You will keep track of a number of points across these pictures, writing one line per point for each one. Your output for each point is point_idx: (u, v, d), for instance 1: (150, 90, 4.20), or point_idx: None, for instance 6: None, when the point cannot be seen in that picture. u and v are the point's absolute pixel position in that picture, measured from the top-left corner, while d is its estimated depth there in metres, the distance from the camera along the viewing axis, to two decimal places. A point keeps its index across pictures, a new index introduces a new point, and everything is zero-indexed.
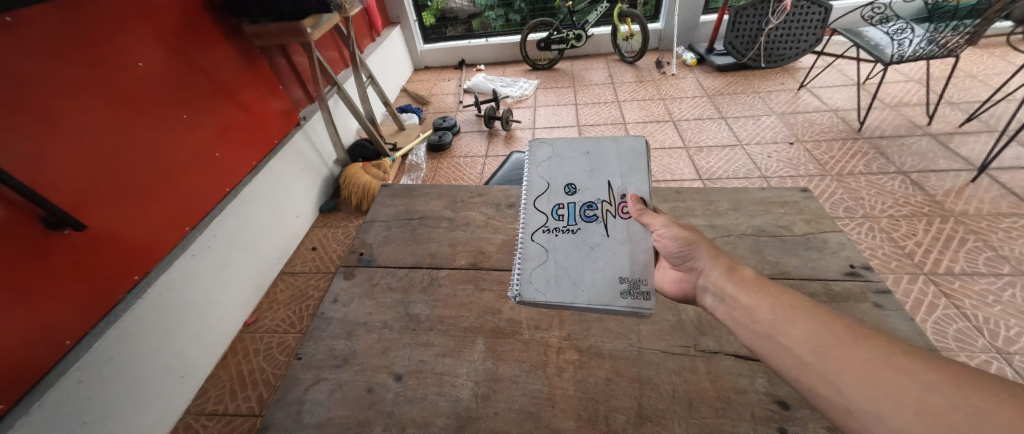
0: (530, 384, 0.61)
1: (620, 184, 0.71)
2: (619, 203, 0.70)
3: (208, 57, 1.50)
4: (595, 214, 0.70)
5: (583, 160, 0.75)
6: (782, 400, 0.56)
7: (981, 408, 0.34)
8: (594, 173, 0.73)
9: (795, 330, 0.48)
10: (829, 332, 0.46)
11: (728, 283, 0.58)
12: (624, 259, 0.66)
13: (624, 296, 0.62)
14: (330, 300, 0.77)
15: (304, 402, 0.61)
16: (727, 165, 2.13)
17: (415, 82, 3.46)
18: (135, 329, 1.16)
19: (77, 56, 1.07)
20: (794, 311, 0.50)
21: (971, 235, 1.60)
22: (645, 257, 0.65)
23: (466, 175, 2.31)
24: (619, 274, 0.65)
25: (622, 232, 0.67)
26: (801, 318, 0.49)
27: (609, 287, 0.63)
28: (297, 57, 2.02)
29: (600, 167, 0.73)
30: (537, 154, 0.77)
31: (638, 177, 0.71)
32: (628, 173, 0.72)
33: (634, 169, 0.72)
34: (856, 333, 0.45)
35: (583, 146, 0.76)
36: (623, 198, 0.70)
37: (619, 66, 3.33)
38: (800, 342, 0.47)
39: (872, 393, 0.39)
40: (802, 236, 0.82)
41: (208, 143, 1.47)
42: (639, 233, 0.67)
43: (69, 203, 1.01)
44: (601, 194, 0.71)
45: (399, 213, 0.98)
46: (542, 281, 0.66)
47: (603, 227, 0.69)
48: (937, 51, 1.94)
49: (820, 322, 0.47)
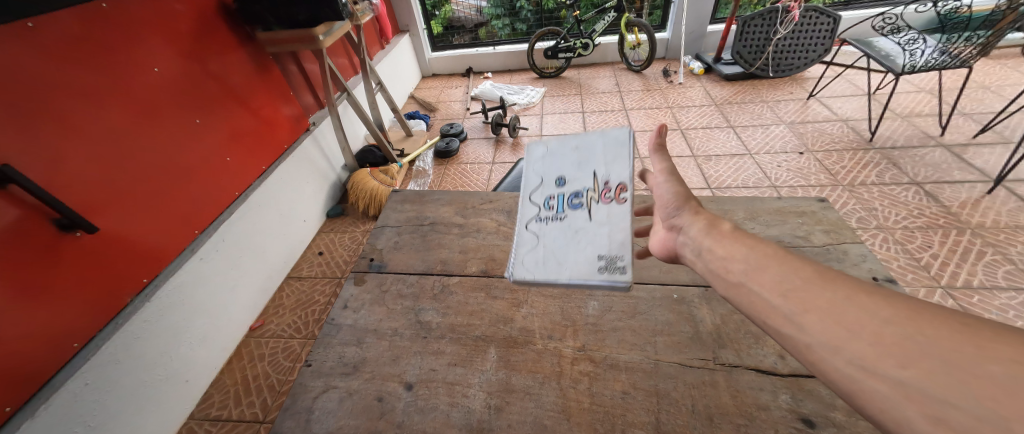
0: (544, 396, 0.59)
1: (606, 172, 0.66)
2: (602, 189, 0.66)
3: (222, 64, 1.52)
4: (581, 202, 0.67)
5: (571, 154, 0.72)
6: (807, 418, 0.53)
7: (930, 336, 0.35)
8: (581, 164, 0.69)
9: (766, 277, 0.48)
10: (798, 274, 0.46)
11: (705, 237, 0.57)
12: (605, 240, 0.62)
13: (601, 271, 0.59)
14: (340, 306, 0.76)
15: (313, 411, 0.60)
16: (736, 175, 2.11)
17: (423, 89, 3.50)
18: (142, 333, 1.15)
19: (93, 62, 1.08)
20: (762, 257, 0.50)
21: (989, 247, 1.57)
22: (624, 236, 0.61)
23: (473, 182, 2.31)
24: (598, 253, 0.61)
25: (603, 216, 0.63)
26: (768, 264, 0.49)
27: (587, 264, 0.61)
28: (309, 64, 2.05)
29: (587, 158, 0.70)
30: (532, 151, 0.75)
31: (624, 162, 0.66)
32: (613, 162, 0.66)
33: (618, 157, 0.66)
34: (822, 274, 0.45)
35: (573, 141, 0.73)
36: (608, 184, 0.66)
37: (625, 75, 3.34)
38: (769, 287, 0.47)
39: (835, 330, 0.39)
40: (821, 247, 0.80)
41: (219, 148, 1.48)
42: (619, 215, 0.62)
43: (82, 205, 1.02)
44: (586, 183, 0.67)
45: (410, 218, 0.98)
46: (531, 262, 0.65)
47: (587, 213, 0.66)
48: (949, 61, 1.91)
49: (789, 267, 0.47)
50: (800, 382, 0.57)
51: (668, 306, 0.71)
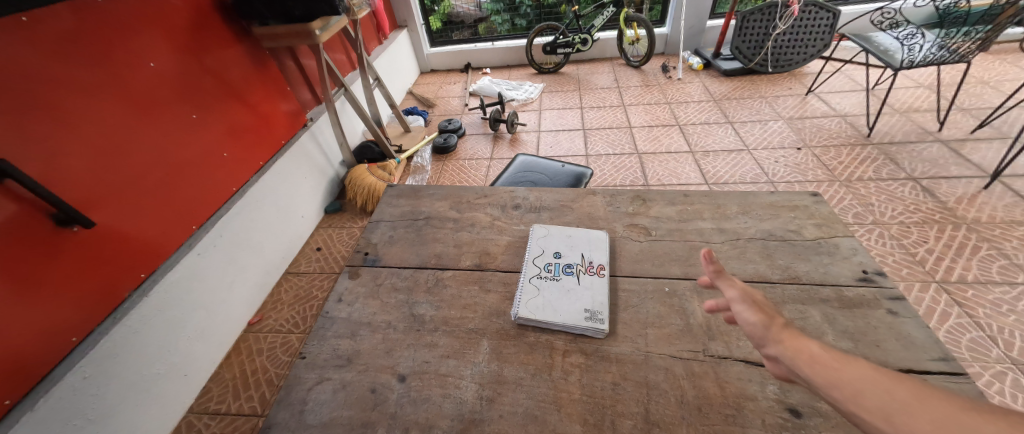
0: (535, 387, 0.59)
1: (591, 256, 0.79)
2: (588, 266, 0.77)
3: (218, 58, 1.51)
4: (571, 270, 0.76)
5: (564, 237, 0.84)
6: (794, 408, 0.54)
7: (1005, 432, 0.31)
8: (572, 246, 0.82)
9: (837, 377, 0.44)
10: (867, 378, 0.42)
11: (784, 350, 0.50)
12: (588, 300, 0.71)
13: (584, 319, 0.67)
14: (335, 300, 0.77)
15: (307, 402, 0.61)
16: (734, 170, 2.11)
17: (421, 84, 3.48)
18: (140, 328, 1.16)
19: (88, 57, 1.08)
20: (833, 356, 0.46)
21: (983, 242, 1.57)
22: (603, 301, 0.70)
23: (471, 178, 2.31)
24: (583, 308, 0.69)
25: (588, 285, 0.73)
26: (837, 363, 0.45)
27: (573, 312, 0.68)
28: (306, 59, 2.04)
29: (576, 243, 0.82)
30: (534, 230, 0.87)
31: (602, 251, 0.81)
32: (595, 249, 0.81)
33: (599, 246, 0.82)
34: (893, 376, 0.41)
35: (567, 230, 0.86)
36: (592, 264, 0.77)
37: (624, 71, 3.33)
38: (838, 389, 0.43)
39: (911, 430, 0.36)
40: (813, 241, 0.80)
41: (216, 143, 1.48)
42: (600, 288, 0.73)
43: (79, 201, 1.02)
44: (575, 259, 0.79)
45: (405, 213, 0.98)
46: (533, 303, 0.70)
47: (575, 278, 0.74)
48: (948, 57, 1.90)
49: (857, 366, 0.43)
50: None
51: (660, 299, 0.72)
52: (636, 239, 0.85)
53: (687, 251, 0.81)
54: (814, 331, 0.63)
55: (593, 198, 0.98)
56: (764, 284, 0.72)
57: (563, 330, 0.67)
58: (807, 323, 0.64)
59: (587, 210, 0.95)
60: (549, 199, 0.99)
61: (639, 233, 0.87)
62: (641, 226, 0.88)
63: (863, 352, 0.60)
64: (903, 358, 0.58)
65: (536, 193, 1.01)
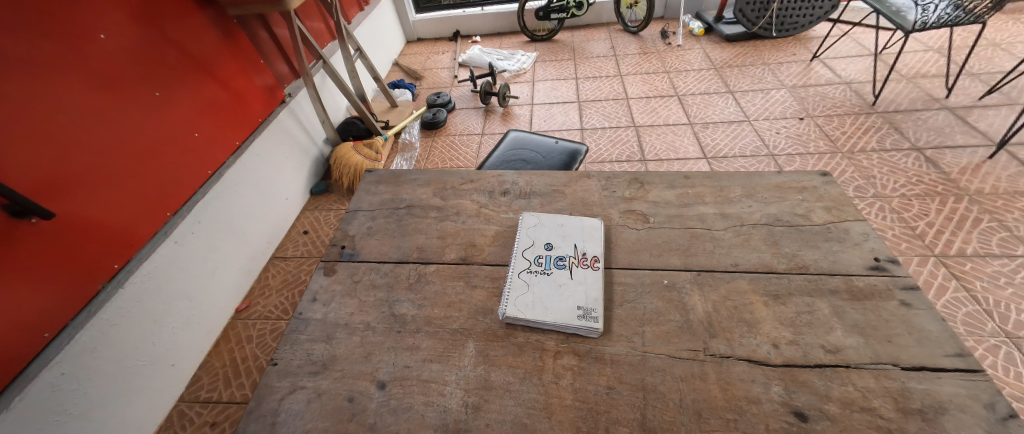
0: (524, 393, 0.55)
1: (585, 248, 0.74)
2: (582, 258, 0.72)
3: (179, 29, 1.37)
4: (564, 264, 0.71)
5: (558, 229, 0.78)
6: (799, 411, 0.51)
7: None
8: (565, 237, 0.76)
9: None
10: None
11: None
12: (581, 294, 0.66)
13: (578, 317, 0.62)
14: (309, 299, 0.72)
15: (279, 414, 0.56)
16: (734, 143, 2.03)
17: (408, 55, 3.30)
18: (117, 320, 1.11)
19: (29, 26, 0.95)
20: None
21: (985, 215, 1.54)
22: (597, 296, 0.65)
23: (461, 155, 2.22)
24: (576, 304, 0.64)
25: (582, 279, 0.68)
26: None
27: (566, 310, 0.63)
28: (279, 28, 1.88)
29: (569, 234, 0.77)
30: (524, 219, 0.81)
31: (595, 242, 0.75)
32: (589, 240, 0.75)
33: (591, 236, 0.76)
34: None
35: (560, 219, 0.80)
36: (586, 256, 0.72)
37: (622, 37, 3.15)
38: None
39: None
40: (822, 226, 0.75)
41: (186, 122, 1.37)
42: (595, 281, 0.68)
43: (35, 189, 0.93)
44: (568, 251, 0.73)
45: (385, 202, 0.92)
46: (526, 302, 0.65)
47: (568, 273, 0.69)
48: (963, 17, 1.79)
49: None
50: (794, 373, 0.54)
51: (658, 293, 0.67)
52: (632, 226, 0.80)
53: (687, 239, 0.76)
54: (822, 326, 0.59)
55: (587, 182, 0.92)
56: (769, 275, 0.67)
57: (555, 329, 0.63)
58: (815, 318, 0.60)
59: (580, 195, 0.89)
60: (540, 183, 0.93)
61: (636, 219, 0.81)
62: (638, 212, 0.83)
63: (873, 348, 0.56)
64: (917, 355, 0.54)
65: (526, 177, 0.95)
